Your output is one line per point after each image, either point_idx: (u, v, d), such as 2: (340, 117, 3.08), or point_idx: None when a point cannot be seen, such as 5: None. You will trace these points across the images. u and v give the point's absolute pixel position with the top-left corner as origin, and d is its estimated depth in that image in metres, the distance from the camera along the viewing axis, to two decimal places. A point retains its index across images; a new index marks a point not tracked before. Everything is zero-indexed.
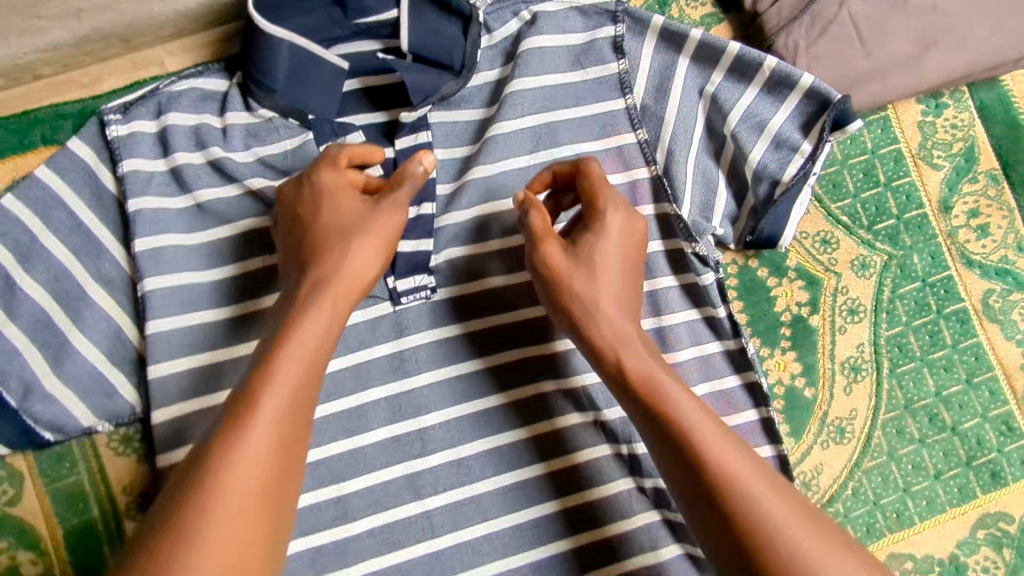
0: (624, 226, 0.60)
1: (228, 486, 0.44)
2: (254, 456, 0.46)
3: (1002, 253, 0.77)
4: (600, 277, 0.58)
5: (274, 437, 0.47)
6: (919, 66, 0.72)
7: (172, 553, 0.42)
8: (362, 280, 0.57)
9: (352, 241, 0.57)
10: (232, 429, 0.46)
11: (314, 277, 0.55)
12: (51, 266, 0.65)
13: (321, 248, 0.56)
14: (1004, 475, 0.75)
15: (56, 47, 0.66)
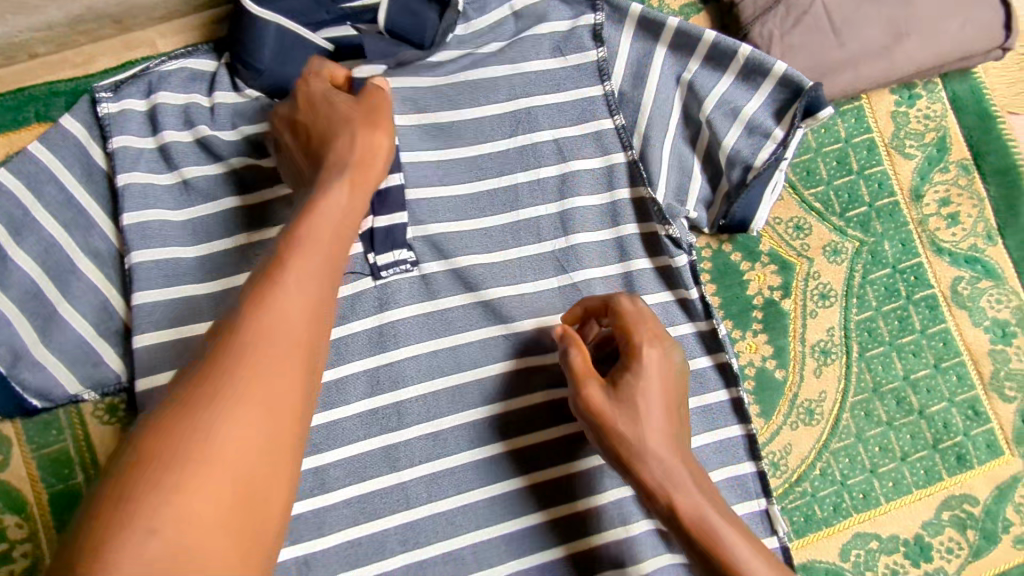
0: (662, 361, 0.60)
1: (267, 328, 0.43)
2: (296, 307, 0.44)
3: (971, 241, 0.79)
4: (644, 416, 0.57)
5: (311, 292, 0.46)
6: (890, 56, 0.74)
7: (215, 389, 0.40)
8: (374, 161, 0.57)
9: (366, 127, 0.57)
10: (265, 283, 0.45)
11: (327, 163, 0.55)
12: (42, 238, 0.67)
13: (327, 139, 0.56)
14: (969, 458, 0.77)
15: (50, 26, 0.68)
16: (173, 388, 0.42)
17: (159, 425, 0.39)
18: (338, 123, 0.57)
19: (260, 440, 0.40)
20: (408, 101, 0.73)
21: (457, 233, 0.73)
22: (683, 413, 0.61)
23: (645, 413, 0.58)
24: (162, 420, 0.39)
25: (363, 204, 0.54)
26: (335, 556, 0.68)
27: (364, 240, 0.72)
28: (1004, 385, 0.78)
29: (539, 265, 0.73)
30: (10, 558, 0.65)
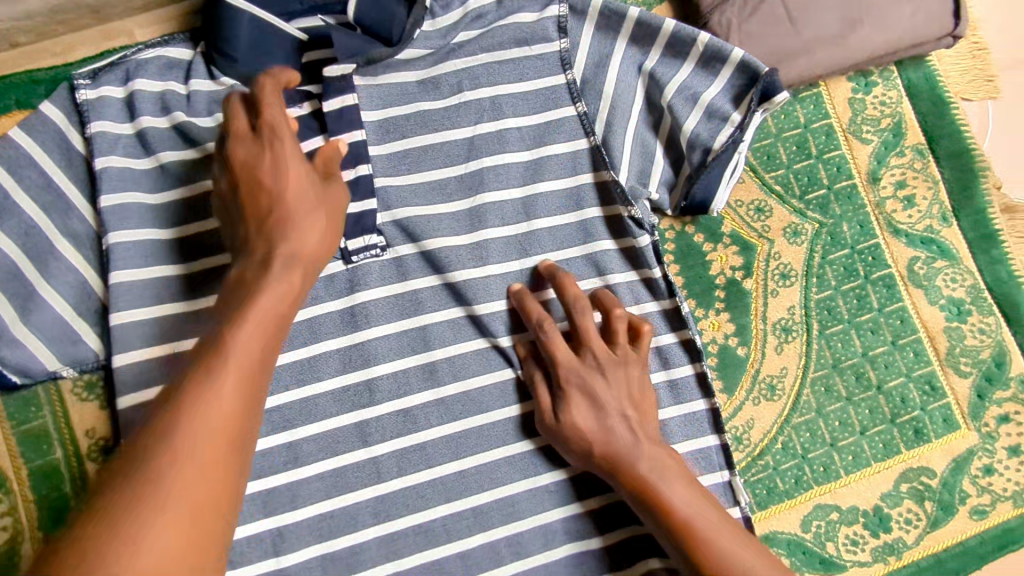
0: (581, 388, 0.69)
1: (204, 395, 0.45)
2: (233, 386, 0.46)
3: (927, 223, 0.82)
4: (577, 441, 0.68)
5: (247, 369, 0.48)
6: (843, 43, 0.76)
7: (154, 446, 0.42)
8: (317, 240, 0.57)
9: (313, 216, 0.57)
10: (202, 364, 0.47)
11: (271, 237, 0.55)
12: (21, 221, 0.69)
13: (272, 209, 0.56)
14: (927, 432, 0.79)
15: (29, 17, 0.70)
16: (109, 468, 0.43)
17: (99, 501, 0.41)
18: (298, 204, 0.56)
19: (197, 499, 0.42)
20: (383, 97, 0.76)
21: (426, 216, 0.75)
22: (617, 408, 0.68)
23: (579, 416, 0.68)
24: (101, 495, 0.41)
25: (305, 283, 0.55)
26: (309, 529, 0.70)
27: None
28: (959, 361, 0.80)
29: (507, 247, 0.76)
30: None
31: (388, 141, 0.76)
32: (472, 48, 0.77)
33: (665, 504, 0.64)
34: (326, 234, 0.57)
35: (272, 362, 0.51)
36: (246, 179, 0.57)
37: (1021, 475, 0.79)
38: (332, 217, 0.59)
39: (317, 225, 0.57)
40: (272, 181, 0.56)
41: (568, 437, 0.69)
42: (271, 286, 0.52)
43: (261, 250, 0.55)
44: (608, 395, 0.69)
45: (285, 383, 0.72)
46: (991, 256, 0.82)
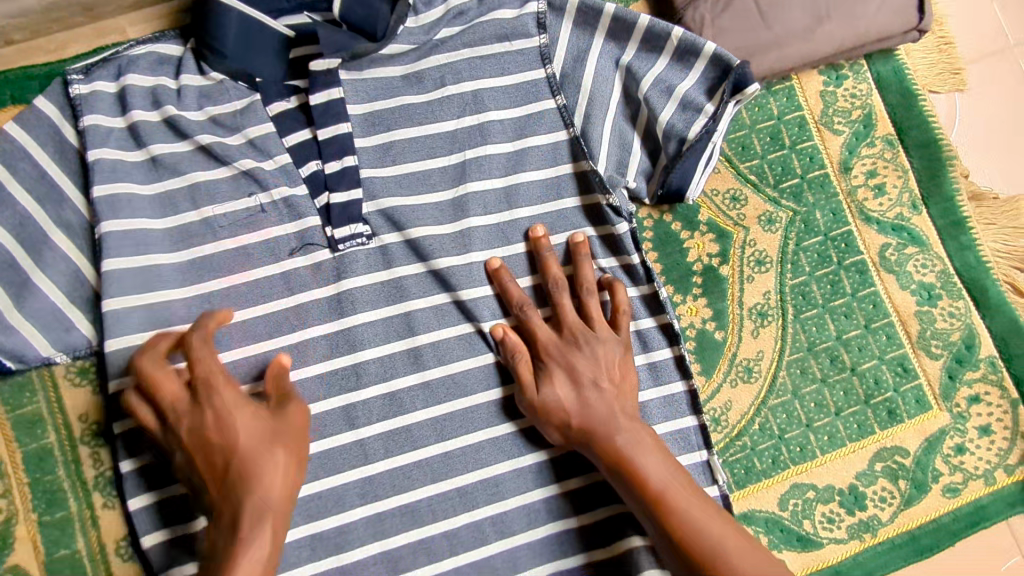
0: (564, 358, 0.72)
1: None
2: None
3: (897, 211, 0.84)
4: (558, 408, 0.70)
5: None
6: (812, 37, 0.79)
7: None
8: (286, 489, 0.63)
9: (280, 456, 0.63)
10: None
11: (245, 502, 0.60)
12: (16, 212, 0.71)
13: (244, 478, 0.61)
14: (900, 413, 0.81)
15: (24, 15, 0.72)
16: None
17: None
18: (248, 452, 0.62)
19: None
20: (369, 91, 0.78)
21: (411, 206, 0.77)
22: (597, 378, 0.71)
23: (558, 388, 0.71)
24: None
25: (286, 504, 0.62)
26: (298, 509, 0.72)
27: (322, 215, 0.76)
28: (930, 343, 0.82)
29: (490, 236, 0.78)
30: None
31: (374, 134, 0.78)
32: (455, 43, 0.79)
33: (641, 476, 0.66)
34: (294, 463, 0.64)
35: (276, 556, 0.60)
36: (205, 456, 0.63)
37: (992, 454, 0.82)
38: (291, 447, 0.64)
39: (277, 466, 0.63)
40: (221, 438, 0.63)
41: (548, 411, 0.71)
42: (247, 549, 0.58)
43: (229, 513, 0.60)
44: (586, 367, 0.71)
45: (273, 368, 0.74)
46: (960, 242, 0.84)
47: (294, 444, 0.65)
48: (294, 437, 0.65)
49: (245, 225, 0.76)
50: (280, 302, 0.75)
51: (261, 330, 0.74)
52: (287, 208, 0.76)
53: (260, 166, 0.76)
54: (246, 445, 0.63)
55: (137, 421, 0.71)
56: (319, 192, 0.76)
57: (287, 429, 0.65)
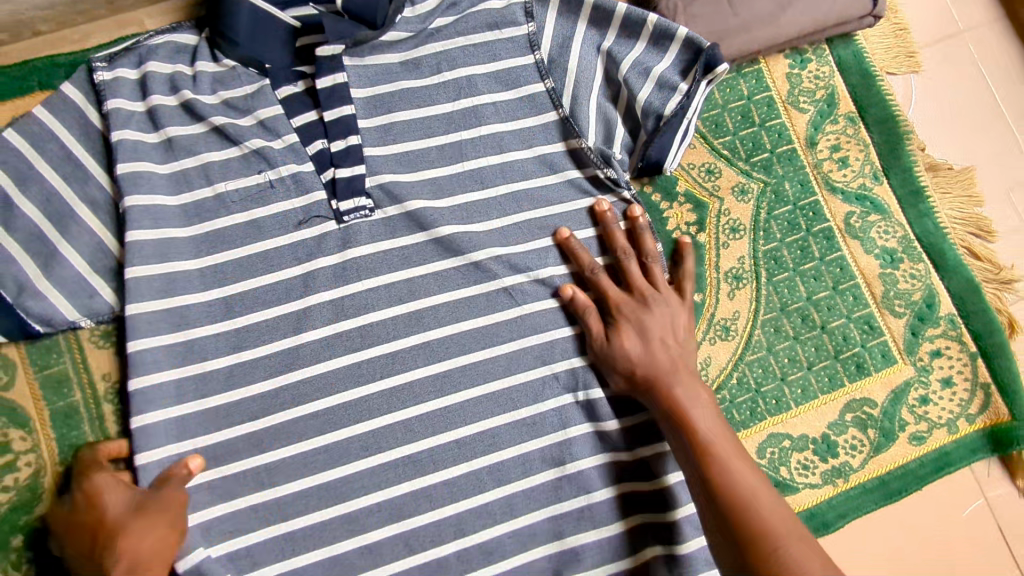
0: (636, 315, 0.79)
1: None
2: None
3: (860, 181, 0.91)
4: (627, 354, 0.77)
5: None
6: (777, 22, 0.87)
7: None
8: (157, 553, 0.67)
9: (143, 525, 0.67)
10: None
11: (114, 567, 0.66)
12: (44, 189, 0.77)
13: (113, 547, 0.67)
14: (867, 366, 0.87)
15: (52, 7, 0.78)
16: None
17: None
18: (120, 522, 0.68)
19: None
20: (372, 77, 0.84)
21: (410, 181, 0.83)
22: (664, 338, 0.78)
23: (627, 339, 0.78)
24: None
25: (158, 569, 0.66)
26: (305, 462, 0.77)
27: (327, 189, 0.81)
28: (894, 303, 0.89)
29: (486, 208, 0.84)
30: (14, 467, 0.75)
31: (376, 115, 0.84)
32: (449, 32, 0.86)
33: (692, 427, 0.72)
34: (165, 530, 0.67)
35: None
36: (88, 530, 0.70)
37: (954, 404, 0.88)
38: (160, 520, 0.68)
39: (143, 536, 0.67)
40: (96, 514, 0.69)
41: (611, 358, 0.78)
42: None
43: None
44: (655, 326, 0.79)
45: (281, 332, 0.79)
46: (919, 210, 0.91)
47: (165, 515, 0.68)
48: (166, 511, 0.68)
49: (256, 200, 0.81)
50: (291, 270, 0.80)
51: (268, 297, 0.79)
52: (295, 184, 0.82)
53: (269, 145, 0.81)
54: (116, 519, 0.68)
55: (152, 380, 0.75)
56: (324, 168, 0.81)
57: (157, 506, 0.68)
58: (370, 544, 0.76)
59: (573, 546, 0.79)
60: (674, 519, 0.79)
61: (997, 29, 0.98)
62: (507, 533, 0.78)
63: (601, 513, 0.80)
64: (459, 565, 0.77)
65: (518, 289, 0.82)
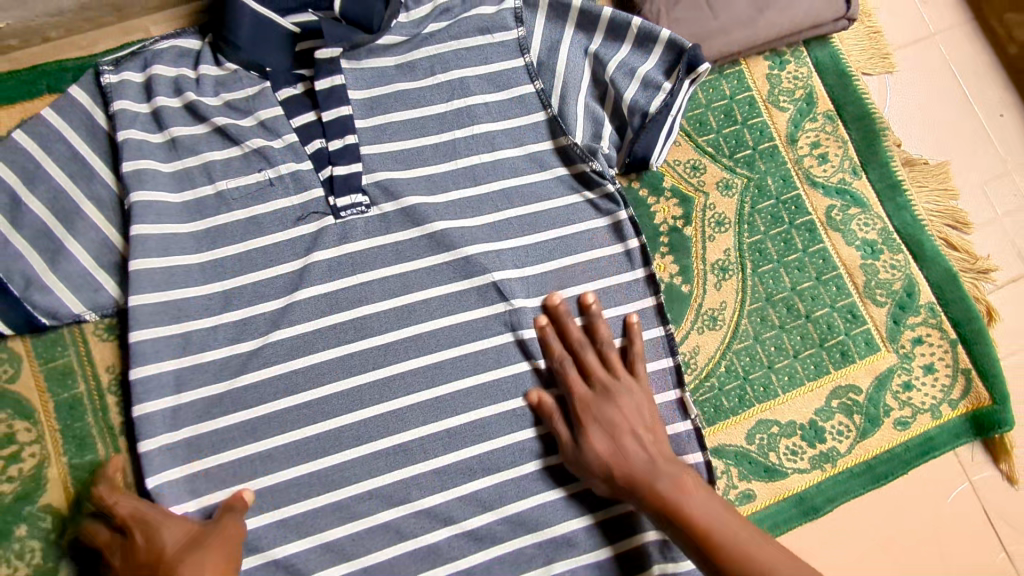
0: (600, 412, 0.78)
1: None
2: None
3: (840, 176, 0.95)
4: (599, 455, 0.76)
5: None
6: (755, 25, 0.91)
7: None
8: None
9: (206, 554, 0.68)
10: None
11: None
12: (51, 187, 0.79)
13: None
14: (852, 354, 0.90)
15: (61, 14, 0.82)
16: None
17: None
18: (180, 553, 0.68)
19: None
20: (368, 80, 0.87)
21: (405, 178, 0.86)
22: (630, 425, 0.77)
23: (596, 442, 0.77)
24: None
25: None
26: (298, 450, 0.78)
27: (325, 186, 0.84)
28: (875, 292, 0.92)
29: (478, 204, 0.86)
30: (18, 457, 0.76)
31: (373, 116, 0.87)
32: (442, 36, 0.89)
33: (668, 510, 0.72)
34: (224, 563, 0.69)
35: None
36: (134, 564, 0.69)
37: (937, 390, 0.90)
38: (220, 553, 0.69)
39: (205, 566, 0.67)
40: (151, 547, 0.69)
41: (584, 461, 0.77)
42: None
43: None
44: (620, 418, 0.77)
45: (276, 323, 0.80)
46: (897, 203, 0.94)
47: (224, 549, 0.70)
48: (226, 546, 0.70)
49: (256, 197, 0.83)
50: (288, 265, 0.82)
51: (266, 291, 0.81)
52: (293, 181, 0.84)
53: (269, 144, 0.84)
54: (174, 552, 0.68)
55: (155, 369, 0.77)
56: (323, 166, 0.84)
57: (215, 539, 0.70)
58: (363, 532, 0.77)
59: (563, 532, 0.80)
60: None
61: (967, 32, 1.02)
62: (498, 520, 0.79)
63: (591, 500, 0.81)
64: (450, 552, 0.78)
65: (506, 282, 0.84)
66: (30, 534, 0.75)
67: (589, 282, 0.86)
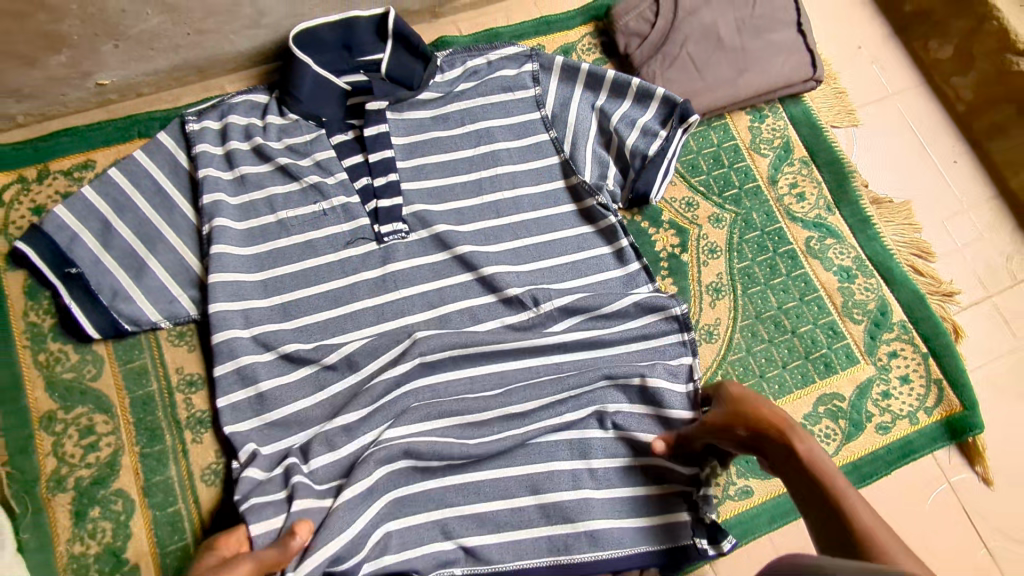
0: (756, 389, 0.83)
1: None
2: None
3: (816, 212, 1.09)
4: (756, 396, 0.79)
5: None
6: (735, 85, 1.07)
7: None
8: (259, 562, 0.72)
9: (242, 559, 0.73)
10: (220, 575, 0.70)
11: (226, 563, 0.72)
12: (137, 215, 0.92)
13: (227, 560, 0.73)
14: (834, 365, 1.01)
15: (155, 73, 0.98)
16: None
17: None
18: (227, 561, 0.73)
19: None
20: (408, 128, 1.02)
21: (438, 210, 0.99)
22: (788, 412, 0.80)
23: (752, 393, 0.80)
24: None
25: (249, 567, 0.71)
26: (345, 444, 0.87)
27: (371, 216, 0.97)
28: (853, 311, 1.03)
29: (500, 232, 0.99)
30: (96, 447, 0.86)
31: (413, 158, 1.01)
32: (471, 94, 1.05)
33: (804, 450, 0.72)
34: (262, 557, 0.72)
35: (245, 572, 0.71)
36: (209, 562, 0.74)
37: (913, 399, 1.00)
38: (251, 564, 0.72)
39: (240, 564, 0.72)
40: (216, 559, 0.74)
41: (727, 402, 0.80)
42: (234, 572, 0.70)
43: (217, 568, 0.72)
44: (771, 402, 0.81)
45: (331, 330, 0.92)
46: (867, 235, 1.08)
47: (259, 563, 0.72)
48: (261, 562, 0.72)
49: (312, 224, 0.96)
50: (335, 282, 0.94)
51: (318, 304, 0.93)
52: (344, 212, 0.97)
53: (324, 181, 0.97)
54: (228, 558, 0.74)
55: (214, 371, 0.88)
56: (369, 200, 0.97)
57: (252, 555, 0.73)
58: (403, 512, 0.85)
59: (567, 507, 0.87)
60: (679, 491, 0.89)
61: (922, 93, 1.19)
62: (534, 506, 0.87)
63: (614, 505, 0.88)
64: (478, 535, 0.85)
65: (525, 294, 0.95)
66: (103, 515, 0.84)
67: (579, 279, 0.98)
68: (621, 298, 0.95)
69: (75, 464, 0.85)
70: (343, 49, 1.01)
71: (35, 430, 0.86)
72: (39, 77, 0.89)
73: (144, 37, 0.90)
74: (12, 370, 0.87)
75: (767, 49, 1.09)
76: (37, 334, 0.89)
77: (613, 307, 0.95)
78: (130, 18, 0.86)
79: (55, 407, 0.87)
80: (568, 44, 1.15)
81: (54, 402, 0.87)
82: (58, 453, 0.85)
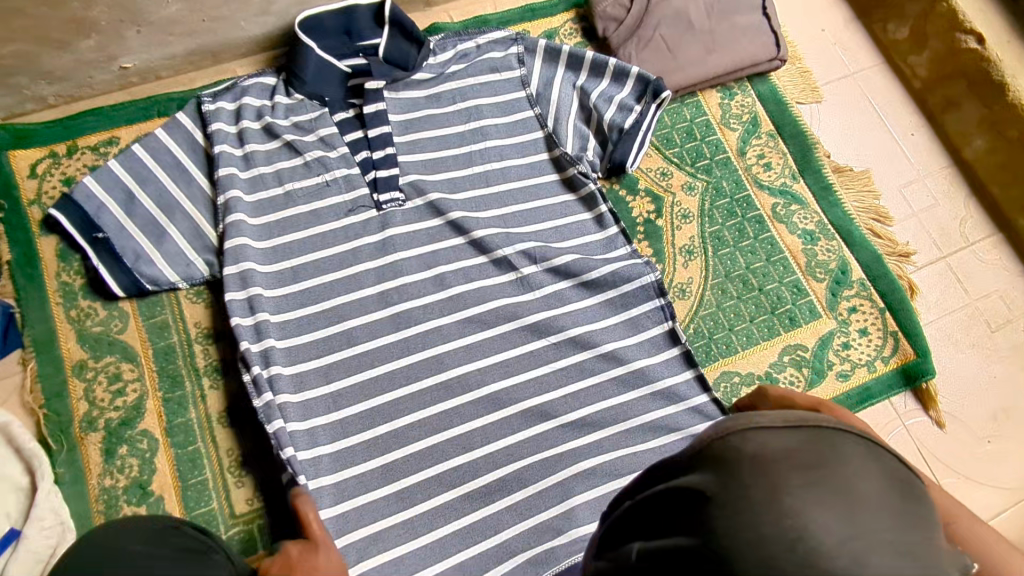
0: None
1: None
2: None
3: (782, 179, 1.17)
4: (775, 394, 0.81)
5: None
6: (705, 64, 1.17)
7: None
8: None
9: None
10: None
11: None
12: (158, 186, 1.01)
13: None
14: (798, 319, 1.09)
15: (173, 57, 1.08)
16: None
17: None
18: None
19: None
20: (404, 107, 1.10)
21: (432, 180, 1.08)
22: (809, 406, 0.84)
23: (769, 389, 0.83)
24: None
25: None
26: (356, 392, 0.94)
27: (370, 186, 1.05)
28: (816, 271, 1.12)
29: (489, 201, 1.08)
30: (123, 392, 0.96)
31: (410, 133, 1.09)
32: (462, 75, 1.13)
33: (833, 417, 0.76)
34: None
35: None
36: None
37: (871, 349, 1.08)
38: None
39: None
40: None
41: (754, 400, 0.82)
42: None
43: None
44: None
45: (337, 289, 0.99)
46: (829, 201, 1.17)
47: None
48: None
49: (317, 194, 1.04)
50: (339, 246, 1.02)
51: (323, 266, 1.01)
52: (346, 182, 1.05)
53: (327, 154, 1.06)
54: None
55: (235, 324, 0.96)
56: (368, 171, 1.05)
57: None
58: (403, 444, 0.92)
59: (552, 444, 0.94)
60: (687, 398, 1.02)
61: (882, 71, 1.28)
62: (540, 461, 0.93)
63: (608, 440, 0.95)
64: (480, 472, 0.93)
65: (515, 256, 1.04)
66: (130, 453, 0.93)
67: (563, 242, 1.07)
68: (601, 262, 1.04)
69: (105, 407, 0.95)
70: (344, 36, 1.09)
71: (68, 376, 0.95)
72: (70, 60, 0.99)
73: (164, 23, 1.00)
74: (47, 324, 0.97)
75: (733, 32, 1.18)
76: (68, 292, 0.99)
77: (592, 266, 1.04)
78: (152, 6, 0.95)
79: (85, 356, 0.97)
80: (551, 29, 1.24)
81: (85, 352, 0.97)
82: (89, 398, 0.95)
